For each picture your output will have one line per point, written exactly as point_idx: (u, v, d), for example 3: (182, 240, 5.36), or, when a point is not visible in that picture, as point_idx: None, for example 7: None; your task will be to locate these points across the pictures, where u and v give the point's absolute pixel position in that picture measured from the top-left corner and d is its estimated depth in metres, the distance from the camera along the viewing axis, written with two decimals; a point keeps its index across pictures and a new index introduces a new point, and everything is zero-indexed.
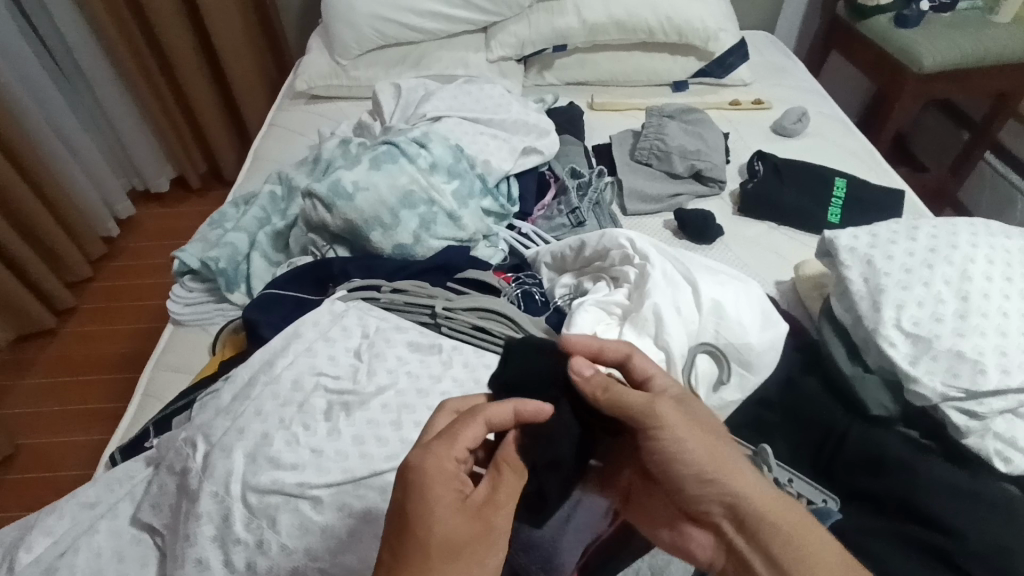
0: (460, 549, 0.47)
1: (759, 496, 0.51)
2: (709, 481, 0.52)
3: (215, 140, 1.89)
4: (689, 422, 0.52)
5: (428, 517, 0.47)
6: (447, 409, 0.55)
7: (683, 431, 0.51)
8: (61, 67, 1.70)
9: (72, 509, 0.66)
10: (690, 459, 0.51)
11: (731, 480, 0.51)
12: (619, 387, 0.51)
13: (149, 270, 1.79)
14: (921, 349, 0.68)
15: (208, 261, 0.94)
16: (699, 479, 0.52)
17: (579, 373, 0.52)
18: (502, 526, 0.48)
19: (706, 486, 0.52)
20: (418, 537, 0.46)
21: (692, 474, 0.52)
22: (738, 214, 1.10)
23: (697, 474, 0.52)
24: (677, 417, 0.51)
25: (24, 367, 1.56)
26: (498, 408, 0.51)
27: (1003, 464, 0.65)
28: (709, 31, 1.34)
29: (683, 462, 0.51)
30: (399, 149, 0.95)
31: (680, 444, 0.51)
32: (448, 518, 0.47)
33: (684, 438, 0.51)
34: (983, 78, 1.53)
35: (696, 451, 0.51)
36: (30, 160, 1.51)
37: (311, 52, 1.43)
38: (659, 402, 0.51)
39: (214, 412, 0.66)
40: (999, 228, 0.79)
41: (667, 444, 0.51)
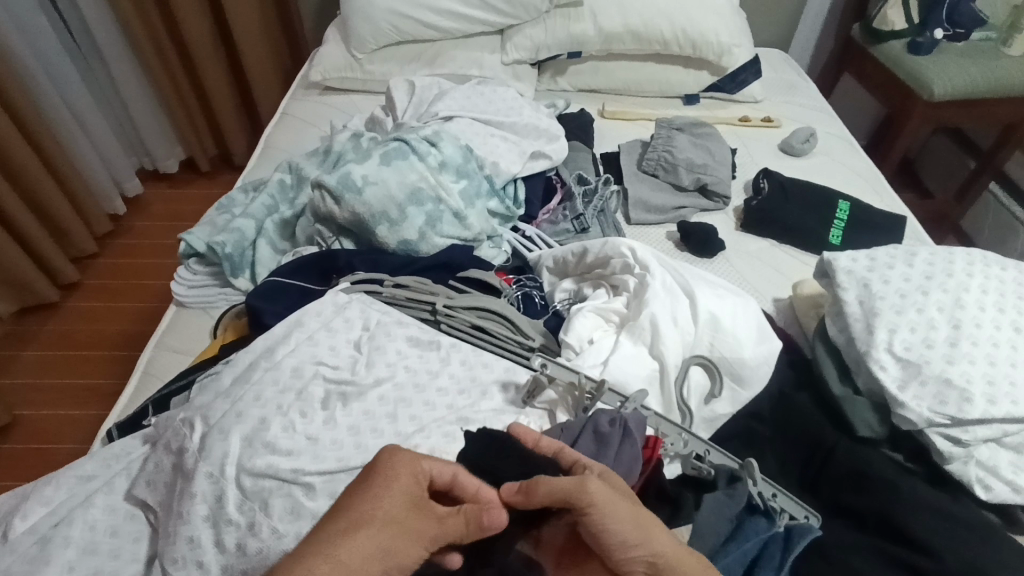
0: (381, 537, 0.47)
1: (676, 550, 0.47)
2: (636, 546, 0.46)
3: (227, 124, 1.91)
4: (615, 493, 0.47)
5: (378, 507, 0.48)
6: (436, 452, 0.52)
7: (609, 502, 0.46)
8: (78, 43, 1.72)
9: (69, 481, 0.67)
10: (614, 529, 0.46)
11: (654, 538, 0.46)
12: (544, 481, 0.47)
13: (153, 250, 1.80)
14: (910, 374, 0.69)
15: (214, 246, 0.95)
16: (628, 548, 0.46)
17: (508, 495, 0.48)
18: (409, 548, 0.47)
19: (630, 551, 0.46)
20: (359, 519, 0.47)
21: (617, 542, 0.46)
22: (740, 230, 1.11)
23: (622, 540, 0.46)
24: (604, 491, 0.46)
25: (25, 338, 1.57)
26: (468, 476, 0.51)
27: (983, 491, 0.66)
28: (724, 46, 1.35)
29: (608, 532, 0.46)
30: (409, 146, 0.96)
31: (605, 518, 0.46)
32: (392, 505, 0.48)
33: (607, 506, 0.46)
34: (992, 108, 1.55)
35: (623, 517, 0.46)
36: (43, 134, 1.52)
37: (328, 43, 1.44)
38: (588, 483, 0.46)
39: (213, 394, 0.67)
40: (996, 259, 0.80)
41: (597, 520, 0.45)
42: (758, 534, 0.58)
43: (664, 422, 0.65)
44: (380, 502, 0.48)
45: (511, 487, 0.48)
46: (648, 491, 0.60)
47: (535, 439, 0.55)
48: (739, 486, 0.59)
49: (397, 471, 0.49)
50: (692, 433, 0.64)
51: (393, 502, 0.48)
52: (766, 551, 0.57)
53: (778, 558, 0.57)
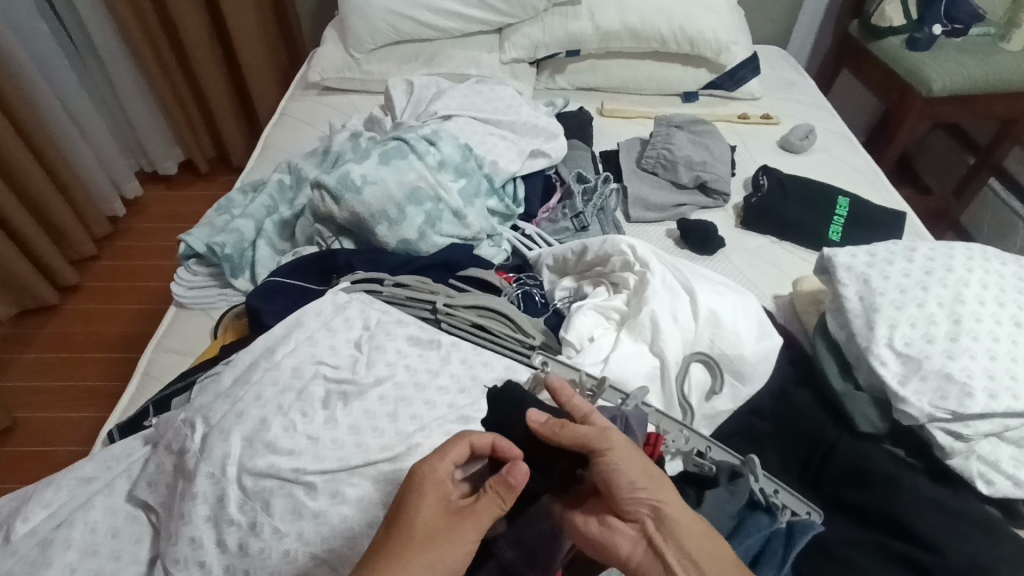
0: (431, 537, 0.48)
1: (681, 506, 0.50)
2: (643, 494, 0.49)
3: (225, 125, 1.90)
4: (631, 447, 0.51)
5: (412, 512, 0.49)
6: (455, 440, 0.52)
7: (625, 451, 0.50)
8: (76, 45, 1.72)
9: (70, 483, 0.67)
10: (623, 472, 0.49)
11: (659, 488, 0.50)
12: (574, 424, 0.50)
13: (153, 252, 1.80)
14: (911, 369, 0.69)
15: (213, 247, 0.95)
16: (635, 493, 0.49)
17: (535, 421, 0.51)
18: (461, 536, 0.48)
19: (636, 494, 0.49)
20: (401, 530, 0.48)
21: (627, 484, 0.49)
22: (740, 227, 1.11)
23: (629, 482, 0.49)
24: (622, 442, 0.50)
25: (25, 340, 1.57)
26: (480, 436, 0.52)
27: (985, 486, 0.66)
28: (722, 43, 1.35)
29: (618, 474, 0.49)
30: (408, 145, 0.96)
31: (619, 462, 0.49)
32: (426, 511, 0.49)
33: (622, 452, 0.50)
34: (990, 105, 1.55)
35: (633, 469, 0.50)
36: (42, 138, 1.52)
37: (326, 43, 1.44)
38: (611, 431, 0.50)
39: (213, 395, 0.67)
40: (996, 254, 0.80)
41: (609, 462, 0.49)
42: (760, 530, 0.58)
43: (665, 418, 0.65)
44: (419, 507, 0.49)
45: (538, 419, 0.51)
46: None
47: (568, 396, 0.54)
48: (741, 481, 0.59)
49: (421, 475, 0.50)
50: (693, 429, 0.64)
51: (428, 508, 0.49)
52: (769, 546, 0.57)
53: (780, 553, 0.57)
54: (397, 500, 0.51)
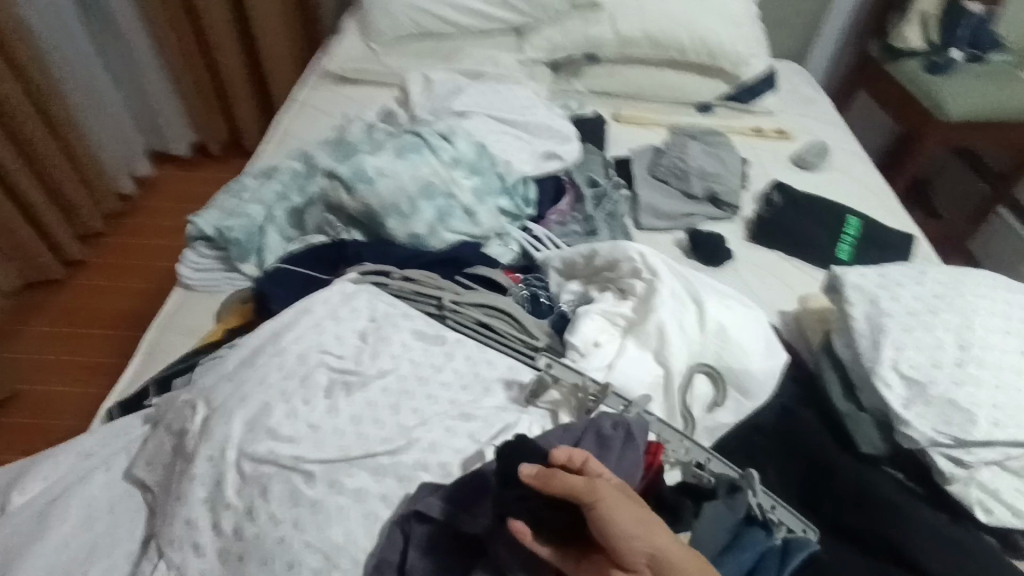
0: None
1: (673, 546, 0.45)
2: (642, 545, 0.44)
3: (239, 108, 1.90)
4: (620, 494, 0.46)
5: None
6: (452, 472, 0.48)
7: (617, 500, 0.45)
8: (95, 20, 1.73)
9: (69, 457, 0.67)
10: (618, 522, 0.44)
11: (654, 534, 0.45)
12: (560, 473, 0.45)
13: (160, 232, 1.80)
14: (915, 393, 0.69)
15: (223, 230, 0.96)
16: (632, 544, 0.44)
17: (528, 474, 0.47)
18: None
19: (632, 545, 0.44)
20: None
21: (621, 535, 0.44)
22: (749, 240, 1.10)
23: (623, 534, 0.44)
24: (611, 491, 0.45)
25: (29, 312, 1.57)
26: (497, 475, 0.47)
27: (984, 514, 0.66)
28: (740, 56, 1.36)
29: (612, 526, 0.44)
30: (425, 142, 0.98)
31: (611, 514, 0.44)
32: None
33: (614, 503, 0.45)
34: (1006, 133, 1.54)
35: (629, 519, 0.45)
36: (59, 111, 1.53)
37: (346, 34, 1.45)
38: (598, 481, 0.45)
39: (216, 377, 0.67)
40: (1005, 283, 0.80)
41: (603, 516, 0.44)
42: (756, 545, 0.57)
43: (667, 429, 0.65)
44: None
45: (528, 471, 0.47)
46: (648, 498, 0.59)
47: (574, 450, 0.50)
48: (740, 496, 0.59)
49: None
50: (694, 441, 0.65)
51: None
52: (763, 561, 0.57)
53: (775, 568, 0.57)
54: None
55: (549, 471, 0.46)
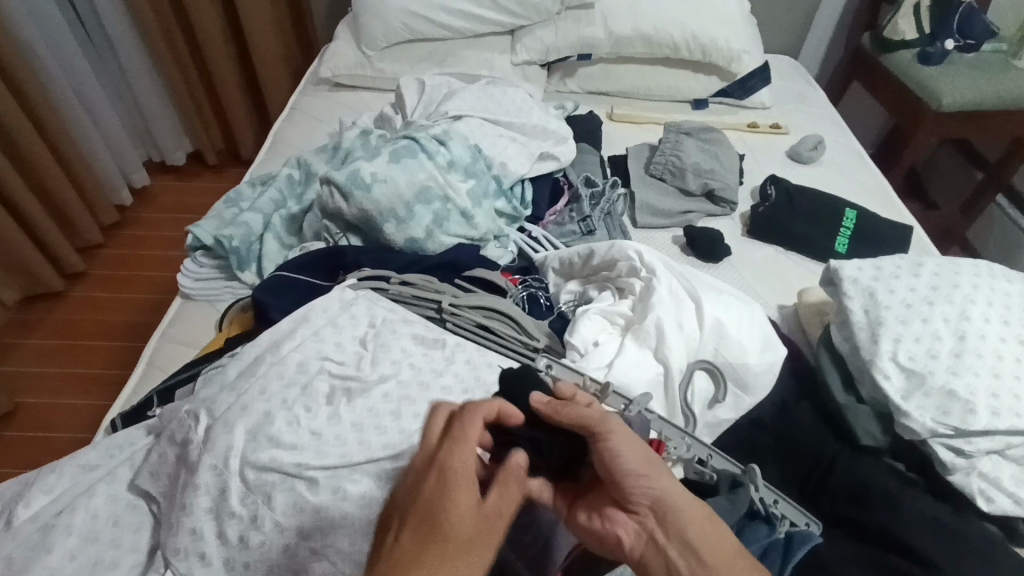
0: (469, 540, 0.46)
1: (674, 492, 0.50)
2: (645, 483, 0.49)
3: (234, 116, 1.90)
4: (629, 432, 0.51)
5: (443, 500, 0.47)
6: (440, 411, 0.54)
7: (625, 435, 0.50)
8: (90, 32, 1.73)
9: (73, 469, 0.67)
10: (620, 455, 0.49)
11: (657, 476, 0.50)
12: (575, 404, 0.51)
13: (159, 242, 1.80)
14: (915, 384, 0.69)
15: (221, 239, 0.95)
16: (634, 478, 0.49)
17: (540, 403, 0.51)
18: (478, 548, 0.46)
19: (639, 482, 0.49)
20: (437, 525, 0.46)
21: (625, 469, 0.49)
22: (747, 235, 1.11)
23: (626, 468, 0.49)
24: (619, 424, 0.50)
25: (29, 325, 1.58)
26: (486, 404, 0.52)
27: (985, 503, 0.66)
28: (733, 52, 1.36)
29: (617, 459, 0.49)
30: (418, 144, 0.96)
31: (618, 447, 0.49)
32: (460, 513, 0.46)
33: (622, 438, 0.50)
34: (1000, 122, 1.54)
35: (633, 455, 0.49)
36: (55, 124, 1.53)
37: (339, 40, 1.45)
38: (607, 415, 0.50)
39: (218, 387, 0.67)
40: (1002, 272, 0.80)
41: (611, 449, 0.49)
42: (758, 539, 0.58)
43: (667, 426, 0.65)
44: (445, 520, 0.46)
45: (540, 399, 0.52)
46: None
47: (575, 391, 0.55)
48: (742, 492, 0.59)
49: (461, 467, 0.48)
50: (694, 437, 0.64)
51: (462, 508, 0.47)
52: (767, 557, 0.57)
53: (779, 564, 0.57)
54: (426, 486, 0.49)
55: (562, 402, 0.51)
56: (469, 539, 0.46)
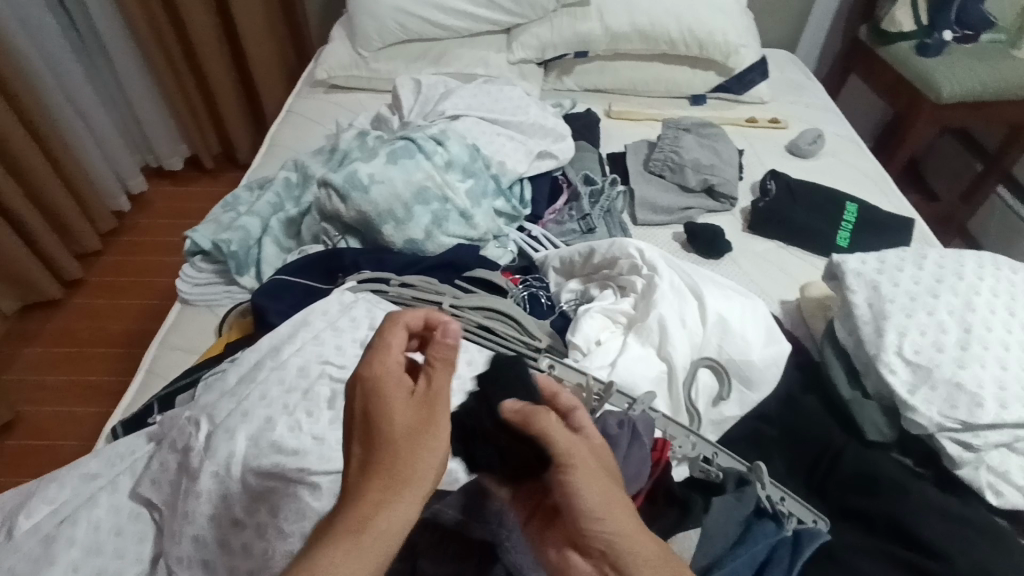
0: (405, 436, 0.40)
1: (631, 532, 0.41)
2: (602, 521, 0.41)
3: (231, 119, 1.89)
4: (598, 463, 0.44)
5: (376, 413, 0.41)
6: (399, 323, 0.47)
7: (591, 466, 0.43)
8: (83, 38, 1.72)
9: (74, 479, 0.67)
10: (579, 491, 0.42)
11: (617, 516, 0.42)
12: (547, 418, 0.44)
13: (158, 248, 1.80)
14: (920, 377, 0.69)
15: (219, 244, 0.95)
16: (589, 519, 0.41)
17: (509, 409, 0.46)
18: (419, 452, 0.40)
19: (591, 524, 0.41)
20: (375, 441, 0.40)
21: (580, 508, 0.41)
22: (747, 230, 1.10)
23: (583, 506, 0.42)
24: (584, 455, 0.43)
25: (29, 334, 1.57)
26: (414, 314, 0.48)
27: (994, 497, 0.66)
28: (731, 46, 1.35)
29: (575, 496, 0.42)
30: (415, 144, 0.96)
31: (577, 479, 0.42)
32: (395, 414, 0.41)
33: (585, 472, 0.43)
34: (999, 111, 1.54)
35: (595, 489, 0.42)
36: (48, 131, 1.52)
37: (334, 41, 1.44)
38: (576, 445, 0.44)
39: (218, 394, 0.67)
40: (1007, 262, 0.79)
41: (569, 479, 0.42)
42: (766, 537, 0.56)
43: (672, 424, 0.65)
44: (386, 419, 0.41)
45: (511, 406, 0.46)
46: (658, 496, 0.59)
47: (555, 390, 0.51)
48: (748, 490, 0.59)
49: (384, 375, 0.43)
50: (699, 436, 0.64)
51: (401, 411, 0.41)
52: (775, 554, 0.56)
53: (788, 559, 0.56)
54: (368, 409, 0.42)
55: (532, 411, 0.45)
56: (401, 441, 0.40)
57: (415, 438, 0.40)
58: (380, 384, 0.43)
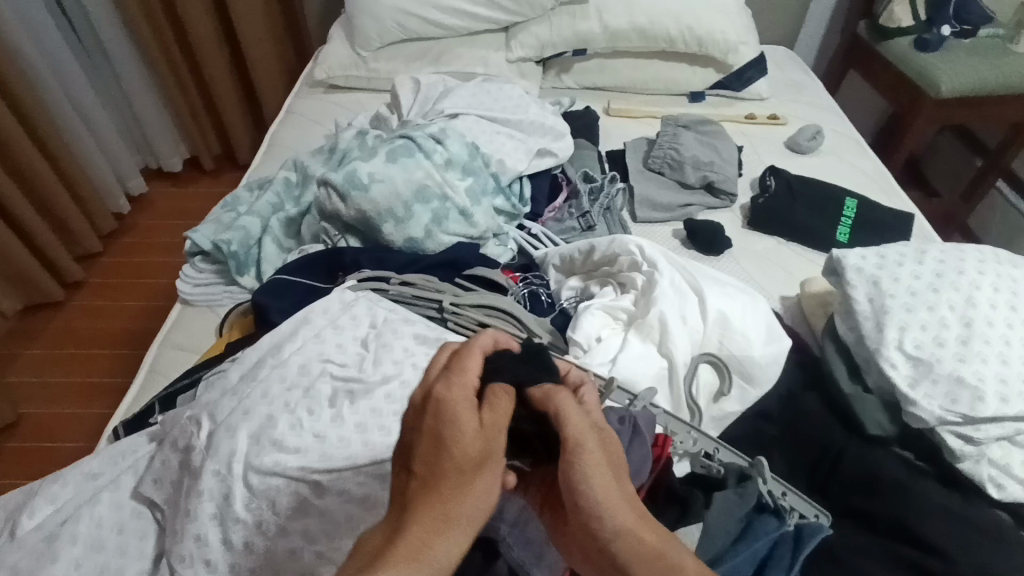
0: (470, 464, 0.41)
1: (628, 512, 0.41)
2: (605, 515, 0.40)
3: (230, 121, 1.89)
4: (604, 460, 0.42)
5: (451, 431, 0.42)
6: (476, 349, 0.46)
7: (596, 460, 0.41)
8: (83, 39, 1.72)
9: (76, 478, 0.67)
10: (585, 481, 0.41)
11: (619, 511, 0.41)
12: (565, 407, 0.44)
13: (158, 249, 1.80)
14: (921, 371, 0.69)
15: (219, 244, 0.95)
16: (591, 507, 0.41)
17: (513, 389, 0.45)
18: (483, 487, 0.41)
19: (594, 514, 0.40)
20: (447, 459, 0.41)
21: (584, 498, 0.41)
22: (747, 227, 1.10)
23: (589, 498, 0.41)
24: (597, 453, 0.42)
25: (29, 336, 1.57)
26: (483, 338, 0.48)
27: (995, 490, 0.66)
28: (730, 44, 1.35)
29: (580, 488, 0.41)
30: (415, 143, 0.96)
31: (582, 473, 0.41)
32: (471, 430, 0.42)
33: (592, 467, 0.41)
34: (998, 107, 1.54)
35: (605, 480, 0.41)
36: (48, 133, 1.53)
37: (333, 41, 1.44)
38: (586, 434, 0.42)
39: (220, 392, 0.67)
40: (1007, 257, 0.79)
41: (573, 469, 0.41)
42: (767, 534, 0.57)
43: (672, 420, 0.65)
44: (456, 441, 0.42)
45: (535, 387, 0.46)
46: (658, 490, 0.60)
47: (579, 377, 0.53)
48: (749, 484, 0.59)
49: (457, 394, 0.43)
50: (700, 431, 0.64)
51: (469, 435, 0.42)
52: (775, 552, 0.56)
53: (788, 557, 0.56)
54: (434, 423, 0.43)
55: (550, 395, 0.45)
56: (470, 471, 0.41)
57: (481, 467, 0.42)
58: (453, 411, 0.43)
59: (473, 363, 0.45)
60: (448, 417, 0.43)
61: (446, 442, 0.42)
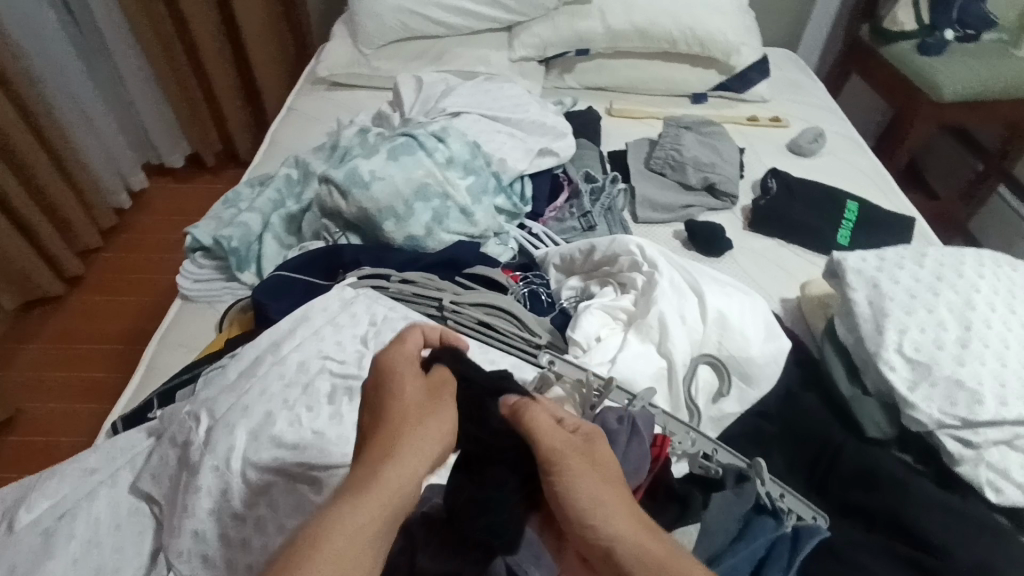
0: (414, 415, 0.49)
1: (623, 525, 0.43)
2: (596, 525, 0.43)
3: (232, 117, 1.89)
4: (586, 467, 0.45)
5: (394, 391, 0.50)
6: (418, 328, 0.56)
7: (575, 470, 0.45)
8: (85, 35, 1.72)
9: (74, 473, 0.67)
10: (571, 491, 0.44)
11: (610, 519, 0.43)
12: (538, 420, 0.46)
13: (159, 245, 1.80)
14: (920, 374, 0.69)
15: (220, 240, 0.95)
16: (581, 517, 0.43)
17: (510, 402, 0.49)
18: (425, 430, 0.48)
19: (584, 527, 0.43)
20: (393, 414, 0.49)
21: (575, 511, 0.43)
22: (747, 228, 1.10)
23: (580, 508, 0.43)
24: (577, 464, 0.45)
25: (29, 331, 1.57)
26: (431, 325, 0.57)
27: (994, 494, 0.65)
28: (732, 45, 1.35)
29: (567, 500, 0.44)
30: (416, 142, 0.96)
31: (564, 484, 0.44)
32: (411, 389, 0.50)
33: (575, 479, 0.44)
34: (999, 110, 1.54)
35: (590, 490, 0.44)
36: (49, 127, 1.53)
37: (335, 39, 1.44)
38: (561, 444, 0.45)
39: (219, 388, 0.67)
40: (1007, 260, 0.79)
41: (560, 487, 0.44)
42: (765, 533, 0.57)
43: (671, 420, 0.65)
44: (398, 399, 0.49)
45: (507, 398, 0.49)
46: (657, 490, 0.60)
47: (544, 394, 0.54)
48: (747, 485, 0.58)
49: (395, 362, 0.52)
50: (699, 432, 0.64)
51: (411, 392, 0.50)
52: (774, 551, 0.56)
53: (787, 556, 0.56)
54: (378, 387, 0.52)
55: (521, 407, 0.47)
56: (414, 419, 0.49)
57: (424, 416, 0.49)
58: (397, 374, 0.51)
59: (413, 337, 0.55)
60: (393, 382, 0.51)
61: (392, 401, 0.50)
